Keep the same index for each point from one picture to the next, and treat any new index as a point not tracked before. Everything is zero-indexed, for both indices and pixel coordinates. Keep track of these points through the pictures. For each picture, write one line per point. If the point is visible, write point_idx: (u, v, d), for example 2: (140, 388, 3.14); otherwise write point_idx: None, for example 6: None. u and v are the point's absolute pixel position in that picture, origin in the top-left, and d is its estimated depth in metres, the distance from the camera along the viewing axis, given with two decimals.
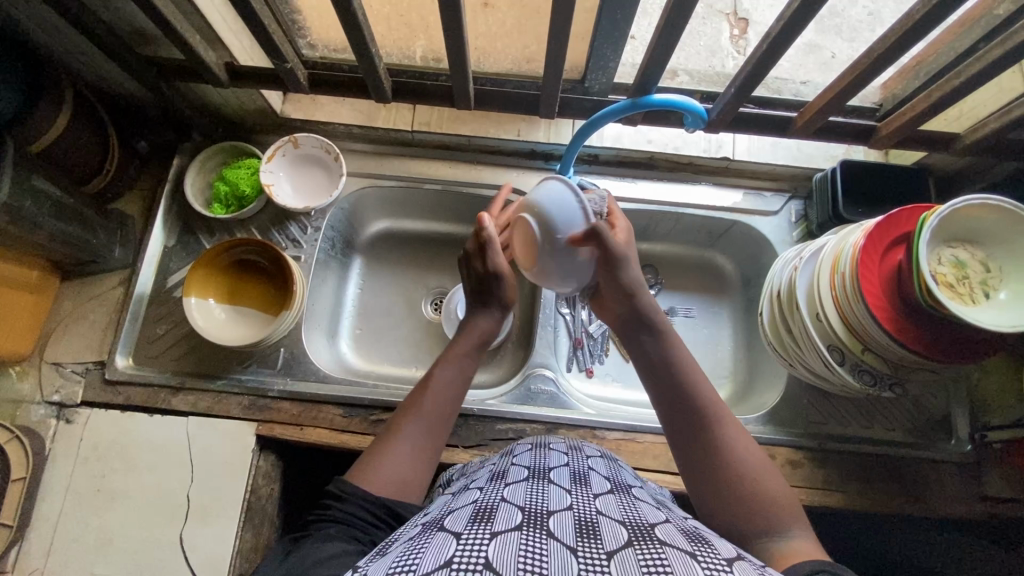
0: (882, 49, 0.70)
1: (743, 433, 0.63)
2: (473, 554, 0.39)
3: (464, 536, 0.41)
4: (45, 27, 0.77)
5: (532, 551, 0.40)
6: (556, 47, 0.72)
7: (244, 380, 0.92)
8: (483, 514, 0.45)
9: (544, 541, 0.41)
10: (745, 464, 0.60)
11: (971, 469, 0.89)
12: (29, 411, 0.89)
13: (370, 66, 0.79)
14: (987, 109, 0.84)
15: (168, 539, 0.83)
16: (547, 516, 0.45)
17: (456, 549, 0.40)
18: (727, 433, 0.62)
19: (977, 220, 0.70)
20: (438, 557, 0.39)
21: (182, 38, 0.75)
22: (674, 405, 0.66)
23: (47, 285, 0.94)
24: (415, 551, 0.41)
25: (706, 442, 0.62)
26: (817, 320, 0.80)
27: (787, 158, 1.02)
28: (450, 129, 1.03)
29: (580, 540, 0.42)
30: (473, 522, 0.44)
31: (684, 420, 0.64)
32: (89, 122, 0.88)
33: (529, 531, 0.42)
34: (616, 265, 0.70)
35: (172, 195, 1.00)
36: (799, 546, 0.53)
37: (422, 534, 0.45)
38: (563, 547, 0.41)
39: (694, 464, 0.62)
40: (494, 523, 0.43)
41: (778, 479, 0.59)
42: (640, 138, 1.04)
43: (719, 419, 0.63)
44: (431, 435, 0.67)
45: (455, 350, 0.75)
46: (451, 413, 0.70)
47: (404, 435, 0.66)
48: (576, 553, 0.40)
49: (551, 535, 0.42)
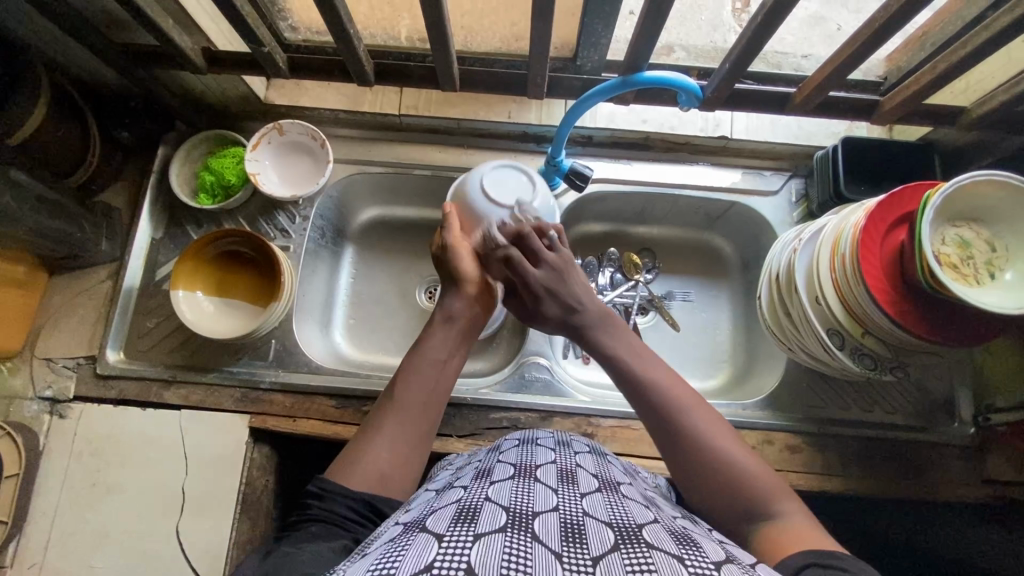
0: (883, 19, 0.67)
1: (708, 411, 0.63)
2: (454, 558, 0.38)
3: (446, 538, 0.40)
4: (16, 12, 0.75)
5: (516, 554, 0.39)
6: (542, 25, 0.69)
7: (235, 372, 0.92)
8: (465, 514, 0.44)
9: (529, 545, 0.40)
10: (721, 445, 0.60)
11: (973, 452, 0.87)
12: (21, 407, 0.88)
13: (352, 49, 0.76)
14: (994, 82, 0.81)
15: (164, 532, 0.83)
16: (532, 517, 0.44)
17: (438, 552, 0.38)
18: (684, 410, 0.62)
19: (982, 198, 0.68)
20: (418, 560, 0.38)
21: (154, 22, 0.73)
22: (637, 397, 0.66)
23: (35, 279, 0.93)
24: (395, 551, 0.40)
25: (678, 426, 0.62)
26: (817, 304, 0.78)
27: (785, 137, 0.98)
28: (437, 111, 1.00)
29: (565, 544, 0.41)
30: (455, 523, 0.43)
31: (643, 401, 0.65)
32: (66, 113, 0.86)
33: (513, 533, 0.41)
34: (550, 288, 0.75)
35: (157, 186, 0.98)
36: (793, 529, 0.53)
37: (403, 535, 0.43)
38: (549, 551, 0.40)
39: (672, 451, 0.62)
40: (478, 524, 0.42)
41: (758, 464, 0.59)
42: (635, 118, 0.99)
43: (668, 388, 0.65)
44: (413, 426, 0.66)
45: (422, 356, 0.70)
46: (434, 404, 0.68)
47: (383, 429, 0.64)
48: (561, 558, 0.39)
49: (536, 538, 0.41)
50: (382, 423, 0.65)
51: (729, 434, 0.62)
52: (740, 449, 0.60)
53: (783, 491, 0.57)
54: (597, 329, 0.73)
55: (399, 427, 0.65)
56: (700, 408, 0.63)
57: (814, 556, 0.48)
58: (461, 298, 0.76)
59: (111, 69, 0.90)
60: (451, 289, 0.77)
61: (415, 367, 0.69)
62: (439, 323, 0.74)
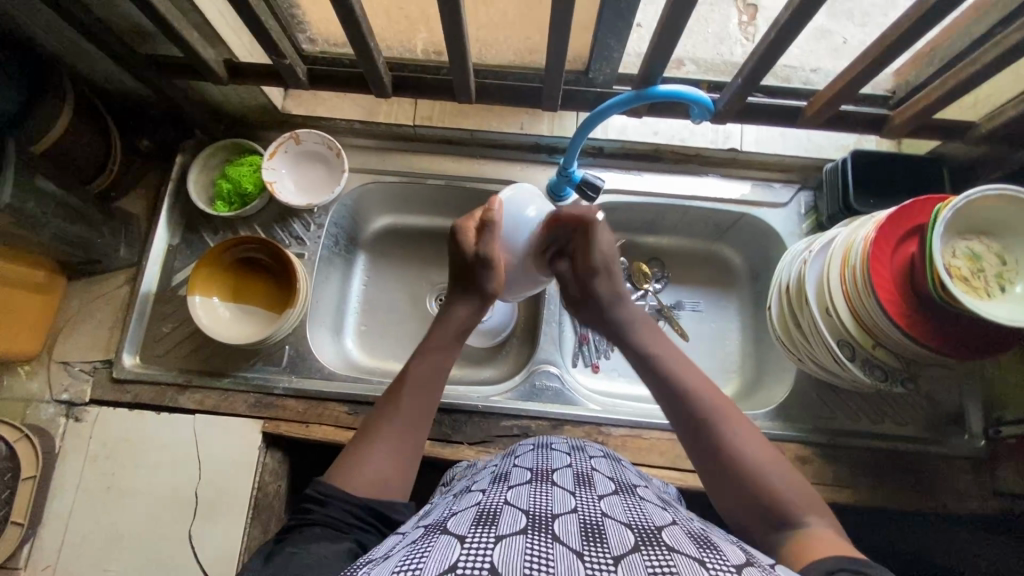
0: (893, 37, 0.69)
1: (743, 420, 0.64)
2: (477, 558, 0.38)
3: (468, 540, 0.41)
4: (45, 23, 0.77)
5: (538, 556, 0.39)
6: (558, 38, 0.71)
7: (249, 378, 0.93)
8: (486, 516, 0.45)
9: (549, 545, 0.41)
10: (752, 454, 0.61)
11: (984, 465, 0.87)
12: (38, 410, 0.90)
13: (371, 62, 0.78)
14: (1003, 97, 0.82)
15: (177, 536, 0.84)
16: (551, 519, 0.45)
17: (460, 553, 0.39)
18: (717, 417, 0.64)
19: (993, 212, 0.69)
20: (442, 560, 0.39)
21: (180, 35, 0.74)
22: (671, 401, 0.68)
23: (53, 284, 0.94)
24: (418, 554, 0.41)
25: (711, 431, 0.63)
26: (828, 314, 0.78)
27: (796, 149, 0.99)
28: (451, 123, 1.02)
29: (585, 544, 0.41)
30: (476, 525, 0.43)
31: (676, 405, 0.67)
32: (90, 122, 0.88)
33: (533, 535, 0.42)
34: (593, 277, 0.77)
35: (176, 194, 0.99)
36: (820, 537, 0.53)
37: (424, 537, 0.44)
38: (570, 551, 0.40)
39: (704, 457, 0.63)
40: (499, 526, 0.43)
41: (786, 475, 0.60)
42: (646, 130, 1.01)
43: (705, 395, 0.66)
44: (407, 434, 0.67)
45: (410, 375, 0.71)
46: (430, 414, 0.70)
47: (385, 437, 0.66)
48: (582, 557, 0.40)
49: (557, 538, 0.42)
50: (384, 431, 0.66)
51: (760, 442, 0.63)
52: (771, 460, 0.61)
53: (812, 504, 0.57)
54: (635, 333, 0.76)
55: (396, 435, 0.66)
56: (733, 415, 0.65)
57: (848, 563, 0.47)
58: (474, 313, 0.77)
59: (134, 79, 0.92)
60: (461, 294, 0.77)
61: (411, 378, 0.71)
62: (449, 337, 0.75)
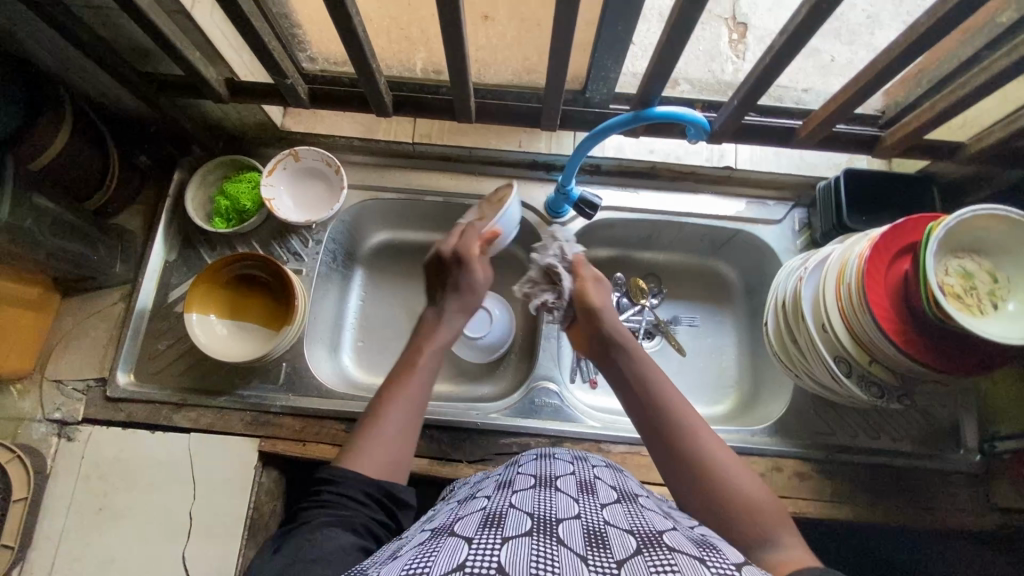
0: (882, 63, 0.71)
1: (706, 427, 0.66)
2: (485, 558, 0.39)
3: (475, 541, 0.41)
4: (46, 43, 0.78)
5: (544, 558, 0.39)
6: (557, 60, 0.72)
7: (245, 396, 0.92)
8: (493, 519, 0.45)
9: (554, 548, 0.41)
10: (717, 459, 0.62)
11: (980, 479, 0.88)
12: (30, 429, 0.88)
13: (373, 82, 0.79)
14: (989, 118, 0.84)
15: (170, 558, 0.82)
16: (556, 523, 0.45)
17: (468, 553, 0.39)
18: (685, 422, 0.66)
19: (984, 230, 0.70)
20: (451, 560, 0.39)
21: (182, 55, 0.75)
22: (641, 408, 0.69)
23: (47, 301, 0.93)
24: (426, 554, 0.41)
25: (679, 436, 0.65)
26: (824, 332, 0.79)
27: (788, 167, 1.02)
28: (451, 140, 1.04)
29: (589, 548, 0.42)
30: (483, 527, 0.44)
31: (645, 411, 0.68)
32: (90, 138, 0.88)
33: (539, 537, 0.42)
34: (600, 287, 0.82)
35: (173, 210, 0.99)
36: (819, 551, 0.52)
37: (433, 539, 0.44)
38: (574, 554, 0.40)
39: (671, 461, 0.64)
40: (505, 528, 0.43)
41: (753, 481, 0.61)
42: (641, 148, 1.04)
43: (673, 401, 0.68)
44: (411, 418, 0.68)
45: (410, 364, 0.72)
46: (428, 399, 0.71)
47: (391, 414, 0.67)
48: (586, 560, 0.40)
49: (561, 541, 0.42)
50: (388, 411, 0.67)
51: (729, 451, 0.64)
52: (737, 466, 0.62)
53: (780, 524, 0.57)
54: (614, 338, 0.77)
55: (404, 415, 0.67)
56: (701, 423, 0.66)
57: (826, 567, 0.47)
58: (466, 313, 0.80)
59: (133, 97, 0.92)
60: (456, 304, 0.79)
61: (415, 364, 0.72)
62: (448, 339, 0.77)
